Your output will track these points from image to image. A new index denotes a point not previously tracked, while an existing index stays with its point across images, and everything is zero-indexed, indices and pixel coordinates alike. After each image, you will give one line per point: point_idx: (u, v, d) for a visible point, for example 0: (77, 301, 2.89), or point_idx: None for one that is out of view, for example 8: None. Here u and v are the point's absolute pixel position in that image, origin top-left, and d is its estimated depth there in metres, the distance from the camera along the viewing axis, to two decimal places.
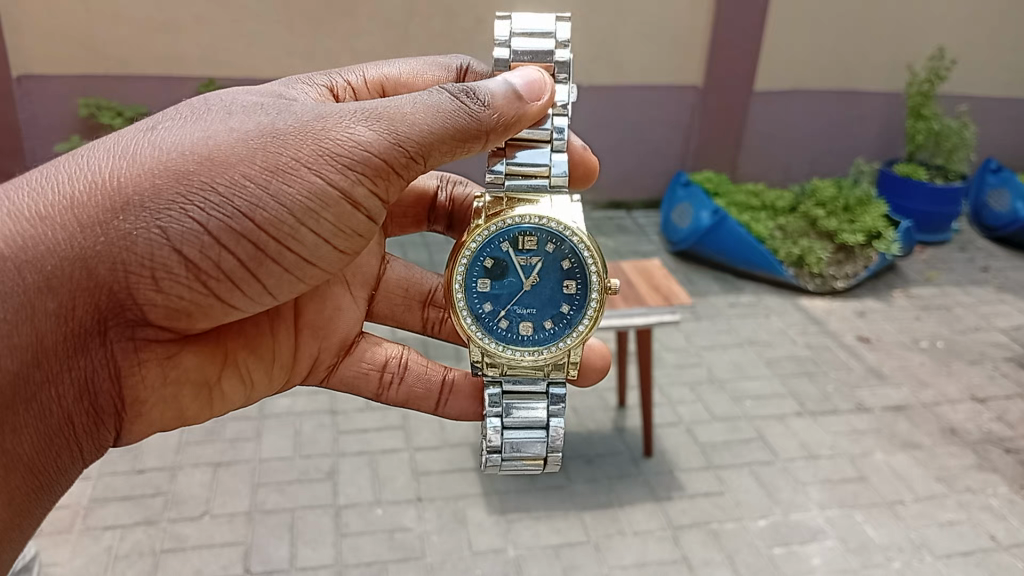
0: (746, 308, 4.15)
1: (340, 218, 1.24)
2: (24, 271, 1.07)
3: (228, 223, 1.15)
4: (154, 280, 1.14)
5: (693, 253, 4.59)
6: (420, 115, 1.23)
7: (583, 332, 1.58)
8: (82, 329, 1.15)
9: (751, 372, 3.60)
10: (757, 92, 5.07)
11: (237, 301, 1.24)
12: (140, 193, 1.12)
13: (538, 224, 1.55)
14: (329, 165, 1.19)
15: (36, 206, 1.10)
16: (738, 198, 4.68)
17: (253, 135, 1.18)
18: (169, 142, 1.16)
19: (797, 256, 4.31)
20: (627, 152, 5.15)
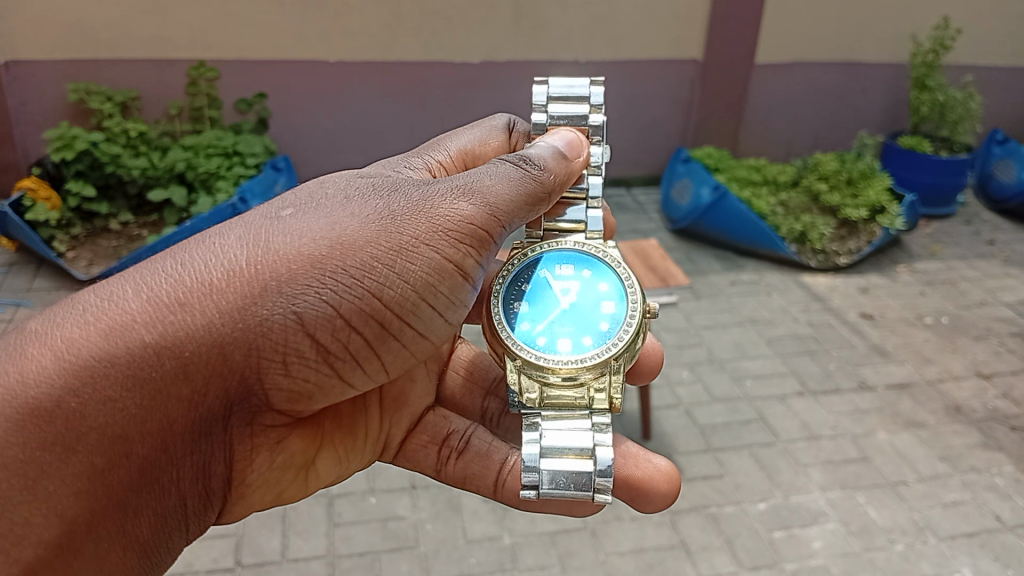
0: (747, 286, 4.08)
1: (451, 291, 1.43)
2: (171, 358, 1.17)
3: (355, 305, 1.30)
4: (285, 363, 1.27)
5: (694, 231, 4.52)
6: (505, 185, 1.50)
7: (625, 341, 1.63)
8: (210, 414, 1.26)
9: (752, 351, 3.54)
10: (759, 65, 4.96)
11: (354, 379, 1.39)
12: (278, 279, 1.24)
13: (575, 249, 1.80)
14: (441, 243, 1.39)
15: (176, 293, 1.19)
16: (738, 172, 4.59)
17: (373, 222, 1.35)
18: (299, 230, 1.30)
19: (800, 232, 4.22)
20: (626, 129, 5.09)
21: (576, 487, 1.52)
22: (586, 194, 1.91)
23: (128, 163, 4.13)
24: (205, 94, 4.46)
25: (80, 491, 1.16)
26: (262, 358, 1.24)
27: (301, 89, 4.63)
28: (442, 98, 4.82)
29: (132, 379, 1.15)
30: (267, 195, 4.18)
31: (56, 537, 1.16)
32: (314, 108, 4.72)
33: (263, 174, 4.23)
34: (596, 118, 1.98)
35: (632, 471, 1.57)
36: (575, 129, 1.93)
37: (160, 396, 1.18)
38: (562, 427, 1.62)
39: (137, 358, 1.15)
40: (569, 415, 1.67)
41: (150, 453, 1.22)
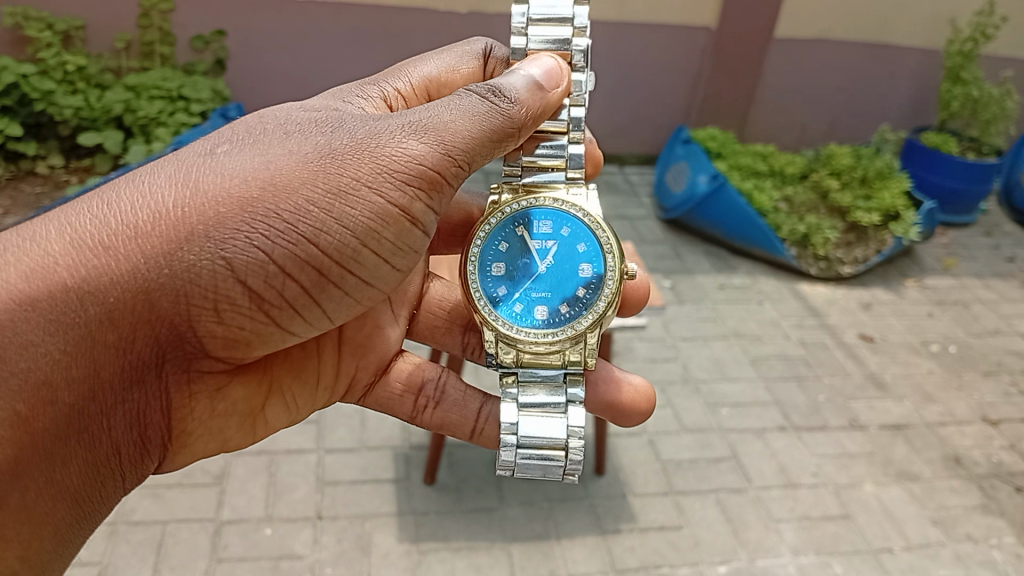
0: (737, 291, 3.67)
1: (399, 236, 1.30)
2: (94, 304, 1.12)
3: (292, 253, 1.20)
4: (217, 310, 1.19)
5: (686, 222, 4.09)
6: (460, 121, 1.30)
7: (600, 312, 1.61)
8: (141, 361, 1.21)
9: (733, 372, 3.14)
10: (777, 40, 4.47)
11: (293, 324, 1.31)
12: (204, 222, 1.15)
13: (552, 205, 1.67)
14: (389, 184, 1.24)
15: (101, 236, 1.13)
16: (740, 159, 4.15)
17: (313, 157, 1.23)
18: (232, 169, 1.20)
19: (802, 235, 3.79)
20: (623, 100, 4.64)
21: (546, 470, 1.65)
22: (566, 126, 1.74)
23: (60, 101, 3.70)
24: (157, 28, 3.99)
25: (6, 438, 1.08)
26: (189, 302, 1.17)
27: (265, 30, 4.17)
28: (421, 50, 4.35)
29: (58, 322, 1.10)
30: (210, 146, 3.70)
31: None
32: (278, 51, 4.25)
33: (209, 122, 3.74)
34: (582, 43, 1.62)
35: (611, 397, 1.69)
36: (560, 57, 1.59)
37: (83, 340, 1.13)
38: (537, 413, 1.64)
39: (59, 301, 1.10)
40: (540, 387, 1.68)
41: (85, 395, 1.17)
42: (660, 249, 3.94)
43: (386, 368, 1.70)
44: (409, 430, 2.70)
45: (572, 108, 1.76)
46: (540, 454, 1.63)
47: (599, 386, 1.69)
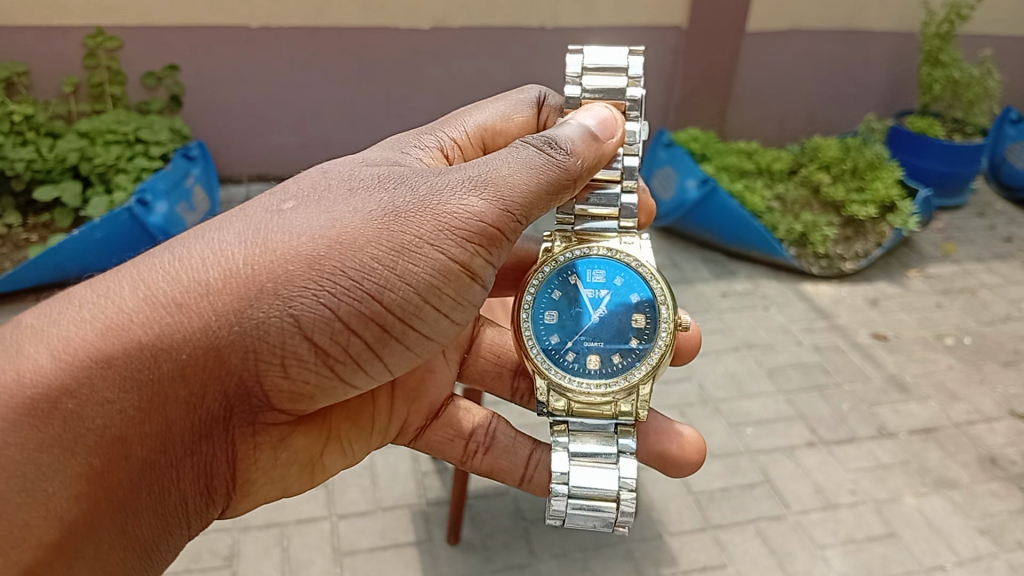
0: (741, 298, 3.55)
1: (458, 290, 1.32)
2: (167, 361, 1.13)
3: (356, 309, 1.21)
4: (284, 367, 1.20)
5: (678, 229, 3.97)
6: (517, 175, 1.32)
7: (652, 363, 1.61)
8: (209, 416, 1.21)
9: (752, 387, 3.01)
10: (752, 33, 4.36)
11: (355, 380, 1.30)
12: (274, 280, 1.17)
13: (607, 255, 1.68)
14: (449, 239, 1.26)
15: (174, 293, 1.14)
16: (728, 159, 4.07)
17: (376, 214, 1.24)
18: (300, 226, 1.21)
19: (800, 233, 3.71)
20: None
21: (597, 522, 1.58)
22: (619, 175, 1.74)
23: (9, 155, 3.42)
24: (105, 67, 3.75)
25: (81, 492, 1.12)
26: (258, 360, 1.18)
27: (222, 62, 3.94)
28: (388, 70, 4.16)
29: (131, 380, 1.11)
30: (175, 190, 3.45)
31: (54, 539, 1.11)
32: (237, 83, 4.02)
33: (172, 165, 3.50)
34: (635, 92, 1.70)
35: (661, 448, 1.64)
36: (612, 104, 1.67)
37: (153, 396, 1.14)
38: (588, 461, 1.59)
39: (130, 358, 1.11)
40: (592, 438, 1.63)
41: (155, 451, 1.18)
42: (655, 260, 3.81)
43: (434, 412, 1.64)
44: (424, 485, 2.53)
45: (624, 156, 1.76)
46: (591, 504, 1.57)
47: (650, 436, 1.64)
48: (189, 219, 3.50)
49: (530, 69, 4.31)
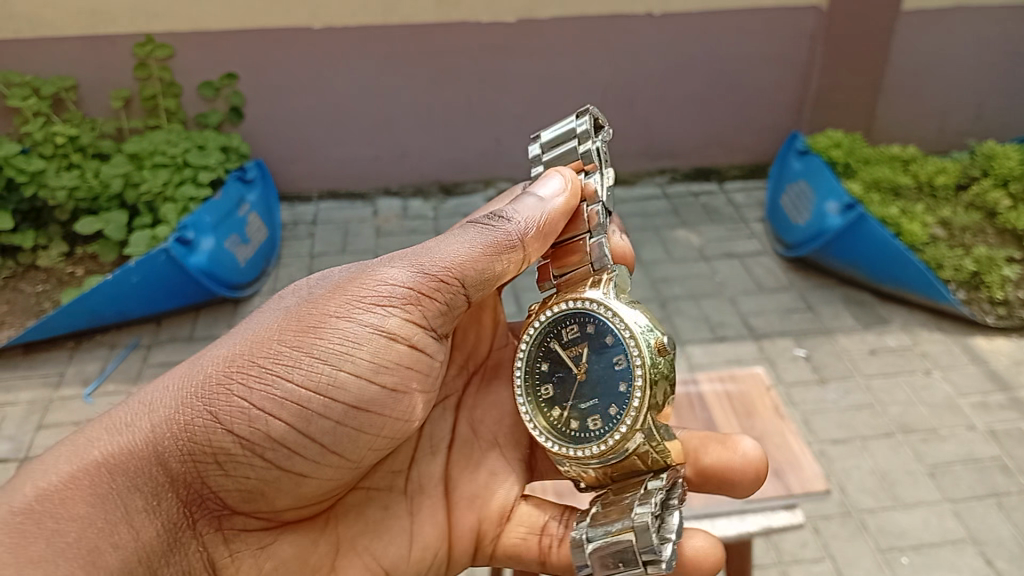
0: (892, 357, 2.91)
1: (384, 359, 1.23)
2: (127, 463, 1.13)
3: (277, 393, 1.17)
4: (220, 459, 1.16)
5: (815, 262, 3.31)
6: (429, 252, 1.28)
7: (645, 400, 1.23)
8: (176, 522, 1.16)
9: (907, 495, 2.42)
10: (907, 13, 3.59)
11: (302, 465, 1.21)
12: (197, 387, 1.17)
13: (571, 307, 1.32)
14: (357, 315, 1.22)
15: (122, 420, 1.17)
16: (879, 171, 3.34)
17: (288, 312, 1.25)
18: (222, 345, 1.24)
19: (971, 273, 3.01)
20: (717, 103, 3.88)
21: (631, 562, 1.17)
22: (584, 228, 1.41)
23: (50, 183, 3.12)
24: (158, 78, 3.43)
25: None
26: (195, 455, 1.15)
27: (289, 68, 3.55)
28: (470, 70, 3.65)
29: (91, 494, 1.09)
30: (226, 221, 3.09)
31: None
32: (306, 90, 3.63)
33: (223, 193, 3.14)
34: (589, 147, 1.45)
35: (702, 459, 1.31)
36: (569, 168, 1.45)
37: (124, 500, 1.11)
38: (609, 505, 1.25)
39: (96, 476, 1.10)
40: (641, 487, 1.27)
41: (137, 552, 1.11)
42: (783, 301, 3.18)
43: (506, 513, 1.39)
44: None
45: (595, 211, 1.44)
46: (612, 537, 1.19)
47: (711, 447, 1.32)
48: (240, 254, 3.12)
49: (638, 65, 3.72)
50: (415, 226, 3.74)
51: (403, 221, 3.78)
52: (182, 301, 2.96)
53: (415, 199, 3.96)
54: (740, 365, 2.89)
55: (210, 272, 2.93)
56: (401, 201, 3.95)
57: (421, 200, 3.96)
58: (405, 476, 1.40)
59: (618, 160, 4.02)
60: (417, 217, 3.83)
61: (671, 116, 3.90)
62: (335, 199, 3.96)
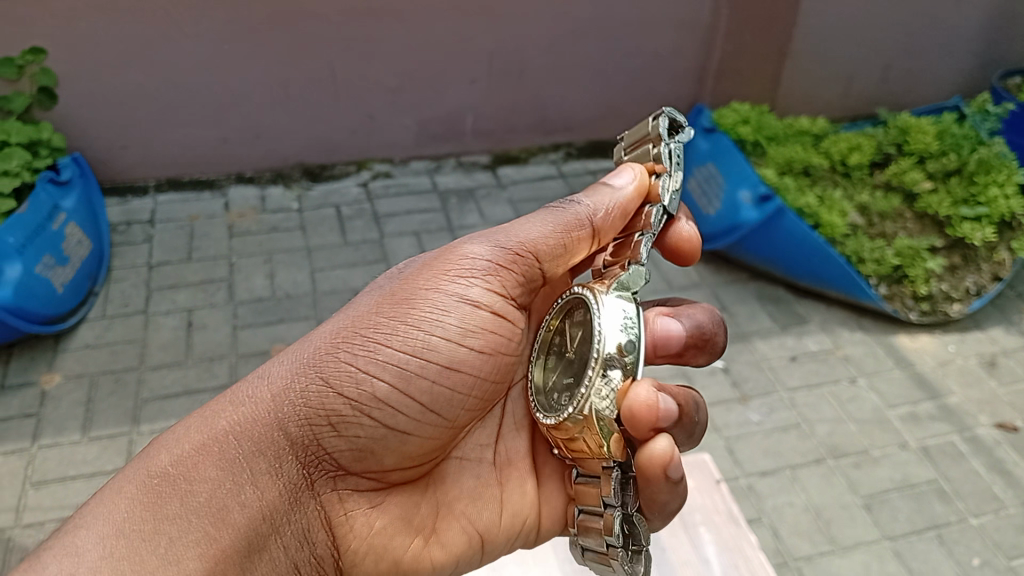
0: (813, 361, 2.68)
1: (465, 321, 1.25)
2: (236, 437, 1.12)
3: (378, 360, 1.20)
4: (332, 424, 1.17)
5: (727, 254, 3.07)
6: (515, 227, 1.32)
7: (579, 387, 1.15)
8: (291, 482, 1.15)
9: (846, 535, 2.19)
10: None
11: (405, 426, 1.23)
12: (309, 357, 1.20)
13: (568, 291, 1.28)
14: (447, 284, 1.26)
15: (244, 394, 1.17)
16: (790, 151, 3.10)
17: (385, 291, 1.29)
18: (331, 324, 1.26)
19: (893, 267, 2.78)
20: (612, 72, 3.52)
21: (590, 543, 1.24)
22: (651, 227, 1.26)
23: None
24: None
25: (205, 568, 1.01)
26: (310, 421, 1.16)
27: (107, 41, 2.96)
28: (332, 39, 3.15)
29: (214, 460, 1.09)
30: (36, 239, 2.70)
31: None
32: (132, 66, 3.05)
33: (29, 205, 2.72)
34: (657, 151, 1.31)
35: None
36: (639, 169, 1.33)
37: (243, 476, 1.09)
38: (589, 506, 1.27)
39: (221, 446, 1.10)
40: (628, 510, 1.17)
41: (256, 518, 1.09)
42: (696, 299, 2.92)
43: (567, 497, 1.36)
44: None
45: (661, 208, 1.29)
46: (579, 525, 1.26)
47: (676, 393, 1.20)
48: (57, 277, 2.76)
49: (524, 31, 3.30)
50: (278, 227, 3.28)
51: (261, 216, 3.34)
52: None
53: (274, 186, 3.48)
54: None
55: (18, 307, 2.59)
56: (257, 189, 3.47)
57: (282, 187, 3.48)
58: (493, 449, 1.39)
59: (505, 136, 3.67)
60: (278, 209, 3.37)
61: (563, 85, 3.52)
62: (176, 189, 3.45)
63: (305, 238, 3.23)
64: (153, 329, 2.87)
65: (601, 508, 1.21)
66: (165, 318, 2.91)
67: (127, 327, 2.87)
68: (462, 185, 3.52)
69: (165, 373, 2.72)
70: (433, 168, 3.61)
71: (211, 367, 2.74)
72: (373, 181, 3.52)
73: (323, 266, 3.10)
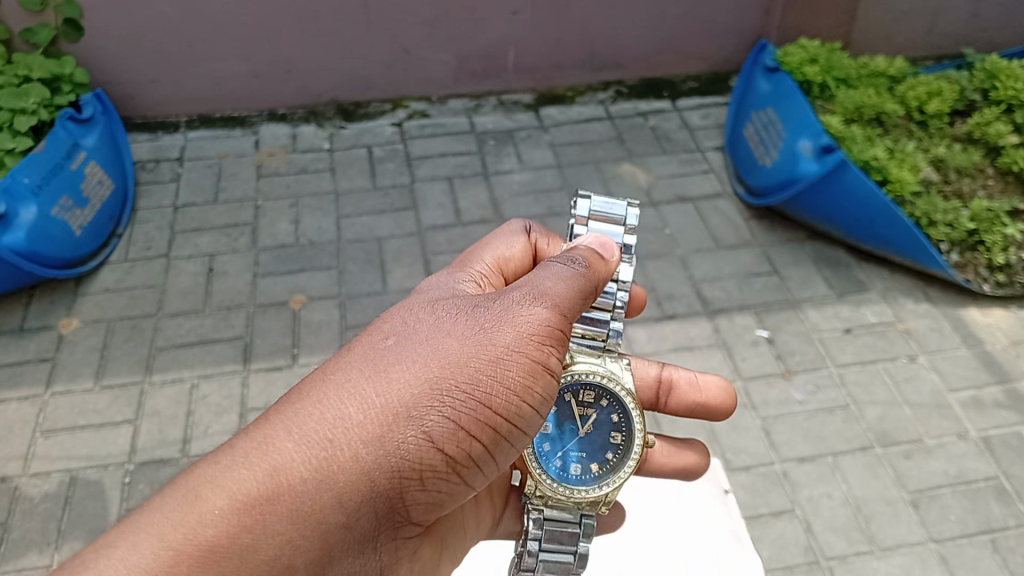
0: (869, 334, 2.44)
1: (547, 388, 1.12)
2: (317, 492, 0.91)
3: (476, 415, 1.02)
4: (420, 480, 1.00)
5: (784, 210, 2.81)
6: (568, 283, 1.18)
7: (621, 475, 1.45)
8: (361, 539, 0.98)
9: (890, 535, 1.98)
10: None
11: (477, 483, 1.09)
12: (401, 402, 0.98)
13: (598, 376, 1.45)
14: (538, 339, 1.10)
15: (324, 431, 0.94)
16: (861, 95, 2.79)
17: (477, 326, 1.08)
18: (413, 352, 1.03)
19: (968, 232, 2.51)
20: (670, 4, 3.24)
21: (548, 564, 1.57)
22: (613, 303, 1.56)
23: None
24: None
25: None
26: (399, 478, 0.97)
27: None
28: None
29: (293, 515, 0.89)
30: (52, 178, 2.61)
31: None
32: None
33: (46, 144, 2.64)
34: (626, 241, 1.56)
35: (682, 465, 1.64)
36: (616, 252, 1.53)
37: (319, 537, 0.91)
38: (551, 538, 1.53)
39: (297, 500, 0.90)
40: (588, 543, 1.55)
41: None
42: (745, 260, 2.70)
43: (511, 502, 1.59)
44: None
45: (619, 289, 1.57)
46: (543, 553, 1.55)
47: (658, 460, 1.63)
48: (75, 220, 2.68)
49: None
50: (308, 169, 3.14)
51: (291, 157, 3.20)
52: (9, 287, 2.59)
53: (306, 124, 3.34)
54: (691, 353, 2.40)
55: (35, 250, 2.52)
56: (289, 127, 3.33)
57: (315, 126, 3.33)
58: None
59: (551, 72, 3.43)
60: (309, 149, 3.22)
61: (615, 18, 3.25)
62: (207, 126, 3.33)
63: (333, 181, 3.09)
64: (173, 274, 2.79)
65: (574, 546, 1.54)
66: (187, 263, 2.82)
67: (149, 271, 2.79)
68: (502, 126, 3.31)
69: (182, 322, 2.64)
70: (473, 107, 3.40)
71: (228, 317, 2.65)
72: (409, 120, 3.34)
73: (350, 212, 2.96)
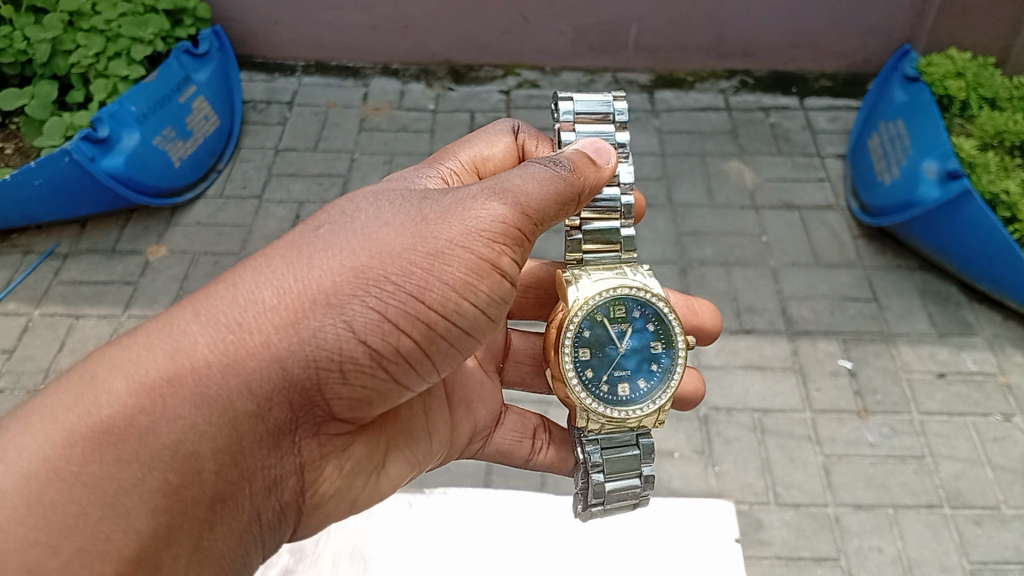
0: (965, 382, 2.22)
1: (491, 287, 1.02)
2: (221, 375, 0.85)
3: (405, 309, 0.93)
4: (343, 374, 0.92)
5: (896, 233, 2.58)
6: (533, 187, 1.09)
7: (673, 382, 1.40)
8: (276, 428, 0.92)
9: None
10: None
11: (411, 384, 1.00)
12: (319, 289, 0.90)
13: (630, 293, 1.39)
14: (481, 239, 1.00)
15: (233, 314, 0.88)
16: (1005, 118, 2.51)
17: (416, 221, 0.99)
18: (339, 241, 0.95)
19: None
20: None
21: (615, 503, 1.47)
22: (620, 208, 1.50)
23: None
24: None
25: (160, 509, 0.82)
26: (316, 370, 0.90)
27: None
28: None
29: (194, 395, 0.84)
30: (159, 110, 2.69)
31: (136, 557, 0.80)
32: None
33: (157, 75, 2.71)
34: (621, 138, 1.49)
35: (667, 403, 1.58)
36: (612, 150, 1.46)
37: (225, 424, 0.86)
38: (614, 470, 1.44)
39: (198, 380, 0.84)
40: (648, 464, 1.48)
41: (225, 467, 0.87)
42: (844, 281, 2.50)
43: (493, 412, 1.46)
44: None
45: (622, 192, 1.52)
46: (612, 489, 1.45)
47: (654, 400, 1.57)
48: (175, 152, 2.75)
49: None
50: (409, 128, 3.12)
51: (395, 113, 3.18)
52: (105, 207, 2.71)
53: (417, 82, 3.31)
54: (761, 373, 2.24)
55: (132, 176, 2.61)
56: (399, 82, 3.31)
57: (424, 84, 3.30)
58: None
59: (673, 55, 3.27)
60: (414, 108, 3.20)
61: (748, 5, 3.06)
62: (323, 73, 3.36)
63: (431, 143, 3.06)
64: (262, 216, 2.83)
65: (637, 469, 1.46)
66: (277, 207, 2.86)
67: (240, 210, 2.85)
68: None
69: None
70: (586, 82, 3.29)
71: None
72: (517, 89, 3.26)
73: None
